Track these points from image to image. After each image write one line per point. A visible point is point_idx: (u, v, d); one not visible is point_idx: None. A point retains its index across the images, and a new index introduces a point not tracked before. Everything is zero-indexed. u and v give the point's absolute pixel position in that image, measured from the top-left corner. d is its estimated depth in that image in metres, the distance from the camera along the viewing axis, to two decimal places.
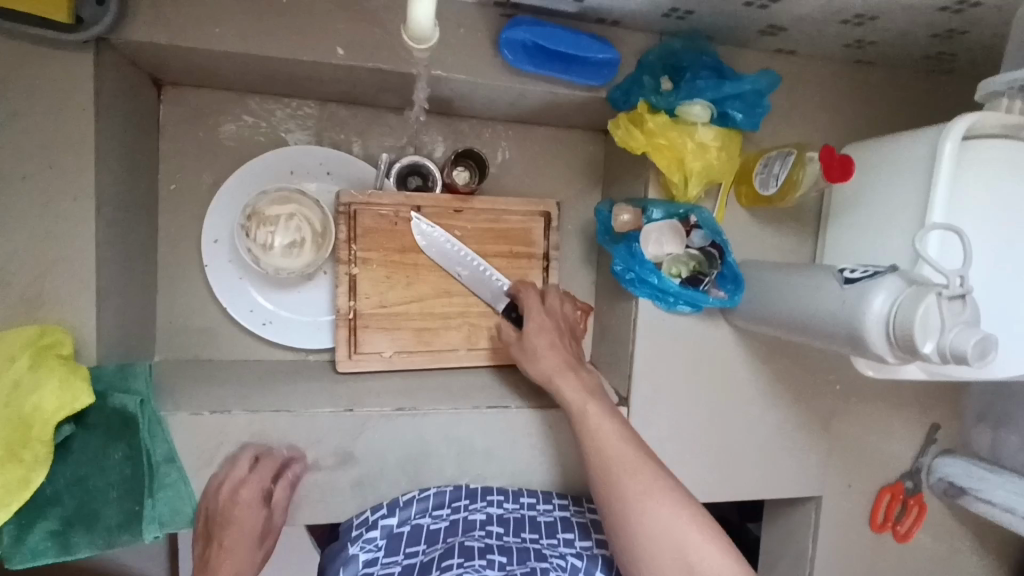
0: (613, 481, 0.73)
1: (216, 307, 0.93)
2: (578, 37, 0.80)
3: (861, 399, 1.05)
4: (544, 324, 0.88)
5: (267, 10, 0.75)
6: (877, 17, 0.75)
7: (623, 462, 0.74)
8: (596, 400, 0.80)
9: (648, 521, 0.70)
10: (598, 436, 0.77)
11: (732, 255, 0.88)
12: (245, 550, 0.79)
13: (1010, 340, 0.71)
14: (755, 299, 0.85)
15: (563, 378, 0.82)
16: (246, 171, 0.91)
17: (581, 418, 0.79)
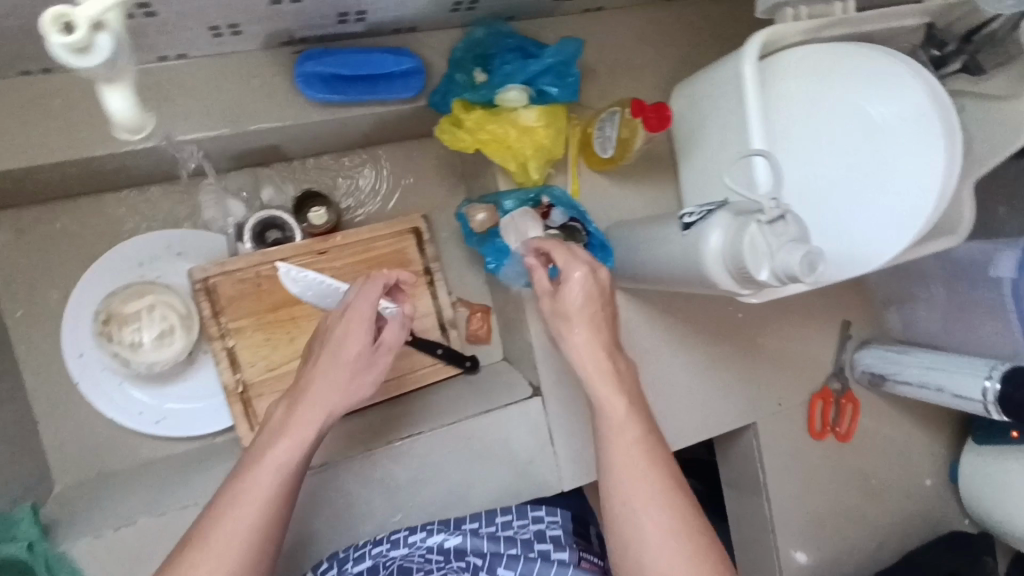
0: (631, 496, 0.66)
1: (104, 419, 0.90)
2: (373, 55, 0.78)
3: (767, 318, 1.07)
4: (585, 290, 0.71)
5: (46, 112, 0.71)
6: None
7: (631, 491, 0.66)
8: (628, 418, 0.69)
9: (649, 561, 0.63)
10: (619, 446, 0.68)
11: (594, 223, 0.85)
12: (344, 375, 0.70)
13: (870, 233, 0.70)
14: (636, 253, 0.82)
15: (597, 373, 0.70)
16: (91, 275, 0.87)
17: (610, 429, 0.69)
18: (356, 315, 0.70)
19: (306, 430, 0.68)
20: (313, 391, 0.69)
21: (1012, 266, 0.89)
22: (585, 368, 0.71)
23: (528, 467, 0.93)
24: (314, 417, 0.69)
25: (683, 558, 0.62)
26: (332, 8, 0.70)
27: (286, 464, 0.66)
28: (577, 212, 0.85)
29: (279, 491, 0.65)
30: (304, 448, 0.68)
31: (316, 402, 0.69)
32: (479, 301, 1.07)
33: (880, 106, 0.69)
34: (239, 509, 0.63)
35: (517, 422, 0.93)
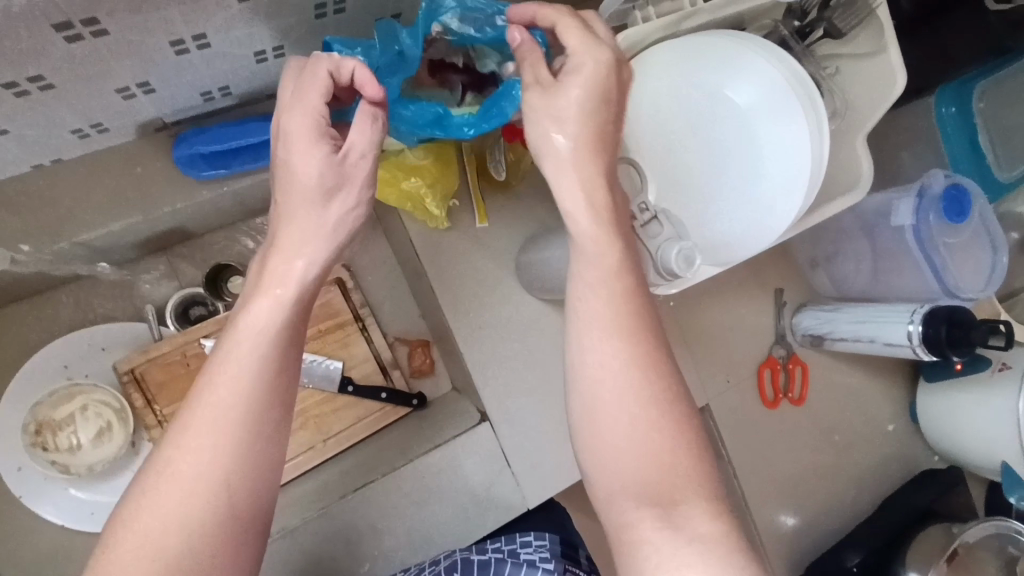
0: (597, 352, 0.55)
1: (55, 527, 0.89)
2: (249, 124, 0.78)
3: (698, 299, 1.09)
4: (582, 79, 0.56)
5: None
6: None
7: (605, 357, 0.55)
8: (612, 256, 0.56)
9: (612, 425, 0.55)
10: (599, 293, 0.56)
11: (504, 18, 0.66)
12: (315, 228, 0.56)
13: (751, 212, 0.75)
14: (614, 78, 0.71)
15: (584, 188, 0.57)
16: (12, 388, 0.86)
17: (591, 281, 0.56)
18: (298, 124, 0.55)
19: (251, 367, 0.53)
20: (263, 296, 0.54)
21: (910, 214, 0.92)
22: (581, 190, 0.57)
23: (487, 494, 0.94)
24: (240, 361, 0.53)
25: (638, 429, 0.54)
26: (193, 89, 0.71)
27: (238, 406, 0.52)
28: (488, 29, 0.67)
29: (232, 439, 0.51)
30: (266, 373, 0.53)
31: (263, 316, 0.54)
32: (418, 336, 1.07)
33: (737, 91, 0.74)
34: (167, 492, 0.50)
35: (470, 451, 0.93)
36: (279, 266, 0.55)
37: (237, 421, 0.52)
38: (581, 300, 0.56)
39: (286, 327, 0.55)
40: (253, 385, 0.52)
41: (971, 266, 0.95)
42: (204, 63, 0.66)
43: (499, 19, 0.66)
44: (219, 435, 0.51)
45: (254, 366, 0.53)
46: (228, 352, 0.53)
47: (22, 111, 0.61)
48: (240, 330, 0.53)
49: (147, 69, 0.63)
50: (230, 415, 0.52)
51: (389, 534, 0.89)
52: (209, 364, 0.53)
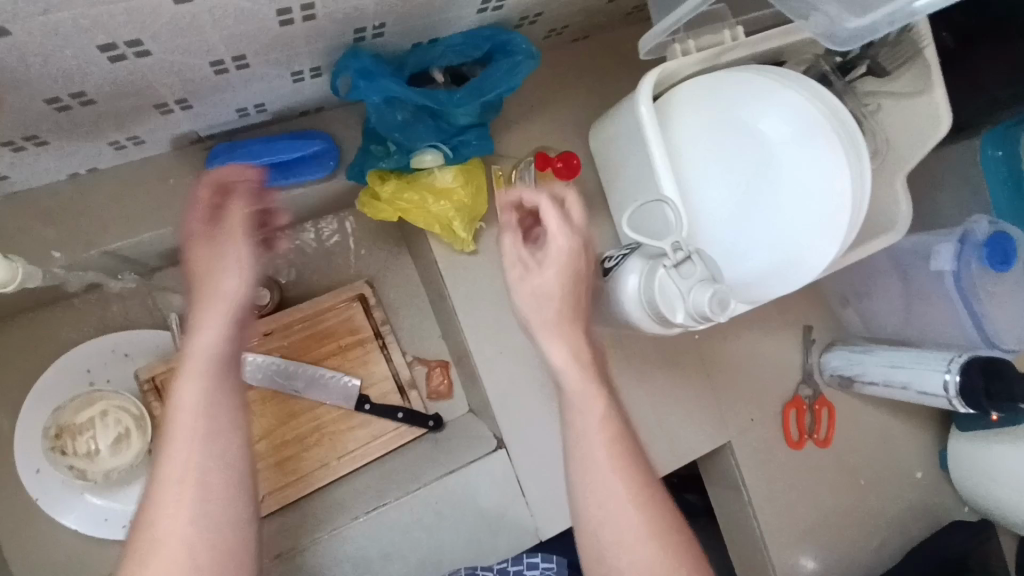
0: (596, 482, 0.66)
1: (70, 532, 0.89)
2: (281, 141, 0.79)
3: (724, 334, 1.06)
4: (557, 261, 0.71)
5: None
6: (542, 13, 0.76)
7: (591, 462, 0.67)
8: (598, 401, 0.69)
9: (615, 544, 0.65)
10: (588, 425, 0.69)
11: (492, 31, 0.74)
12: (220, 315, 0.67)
13: (787, 251, 0.72)
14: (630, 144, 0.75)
15: (567, 354, 0.70)
16: (37, 391, 0.88)
17: (580, 416, 0.69)
18: (200, 240, 0.69)
19: (205, 430, 0.64)
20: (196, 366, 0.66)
21: (950, 257, 0.90)
22: (572, 352, 0.71)
23: (501, 524, 0.92)
24: (200, 426, 0.64)
25: (642, 552, 0.64)
26: (230, 105, 0.71)
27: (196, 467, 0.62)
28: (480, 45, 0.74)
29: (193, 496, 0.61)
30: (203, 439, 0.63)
31: (202, 383, 0.65)
32: (438, 356, 1.06)
33: (777, 125, 0.71)
34: (157, 556, 0.58)
35: (485, 478, 0.92)
36: (205, 341, 0.66)
37: (206, 476, 0.63)
38: (576, 436, 0.69)
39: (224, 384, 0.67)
40: (212, 443, 0.64)
41: (1013, 316, 0.91)
42: (241, 82, 0.66)
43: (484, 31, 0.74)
44: (195, 496, 0.61)
45: (208, 425, 0.64)
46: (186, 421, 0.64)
47: (62, 125, 0.62)
48: (189, 396, 0.64)
49: (186, 87, 0.63)
50: (203, 471, 0.63)
51: (400, 560, 0.88)
52: (170, 441, 0.63)
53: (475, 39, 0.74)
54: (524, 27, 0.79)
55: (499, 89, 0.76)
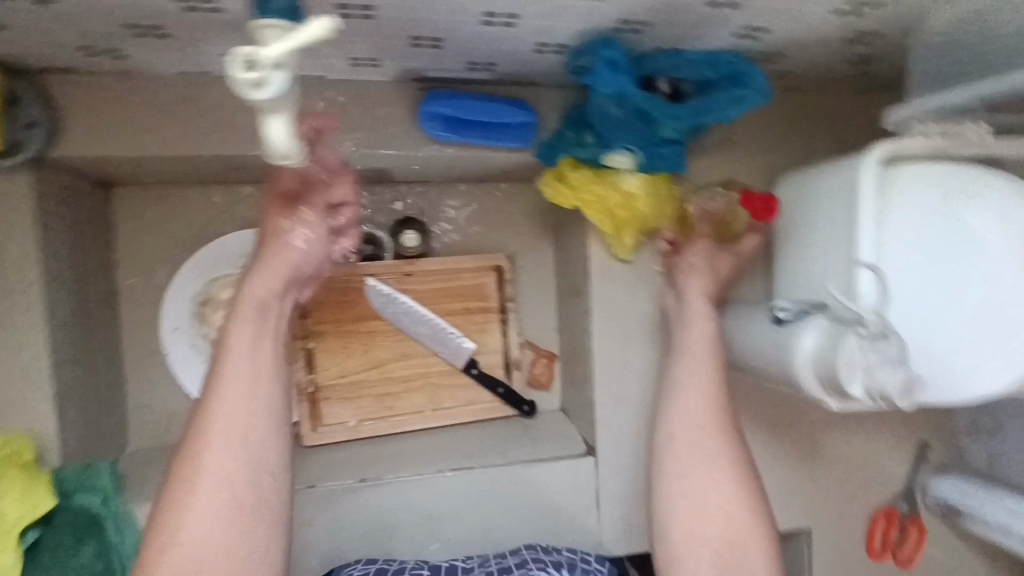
0: (690, 443, 0.75)
1: (182, 393, 0.95)
2: (495, 104, 0.82)
3: (838, 421, 1.02)
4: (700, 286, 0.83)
5: (192, 110, 0.77)
6: (785, 54, 0.75)
7: (687, 419, 0.76)
8: (711, 365, 0.78)
9: (700, 492, 0.73)
10: (691, 389, 0.77)
11: (731, 58, 0.73)
12: (259, 347, 0.74)
13: (977, 364, 0.66)
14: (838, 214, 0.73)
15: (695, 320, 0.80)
16: (201, 259, 0.91)
17: (686, 380, 0.77)
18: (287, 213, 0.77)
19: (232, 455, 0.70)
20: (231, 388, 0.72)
21: None
22: (696, 315, 0.81)
23: (567, 526, 0.92)
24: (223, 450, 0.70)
25: (729, 505, 0.72)
26: (467, 56, 0.74)
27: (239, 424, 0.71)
28: (717, 65, 0.74)
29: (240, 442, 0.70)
30: (252, 395, 0.72)
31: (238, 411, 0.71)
32: (548, 347, 1.07)
33: (1005, 233, 0.66)
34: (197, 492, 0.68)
35: (566, 479, 0.92)
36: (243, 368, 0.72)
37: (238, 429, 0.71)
38: (678, 399, 0.77)
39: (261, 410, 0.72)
40: (233, 471, 0.69)
41: None
42: (494, 39, 0.68)
43: (725, 57, 0.74)
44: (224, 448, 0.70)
45: (235, 454, 0.70)
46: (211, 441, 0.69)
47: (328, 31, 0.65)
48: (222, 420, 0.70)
49: (446, 29, 0.65)
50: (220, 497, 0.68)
51: (465, 524, 0.90)
52: (192, 466, 0.69)
53: (712, 60, 0.73)
54: (759, 62, 0.78)
55: (719, 115, 0.75)
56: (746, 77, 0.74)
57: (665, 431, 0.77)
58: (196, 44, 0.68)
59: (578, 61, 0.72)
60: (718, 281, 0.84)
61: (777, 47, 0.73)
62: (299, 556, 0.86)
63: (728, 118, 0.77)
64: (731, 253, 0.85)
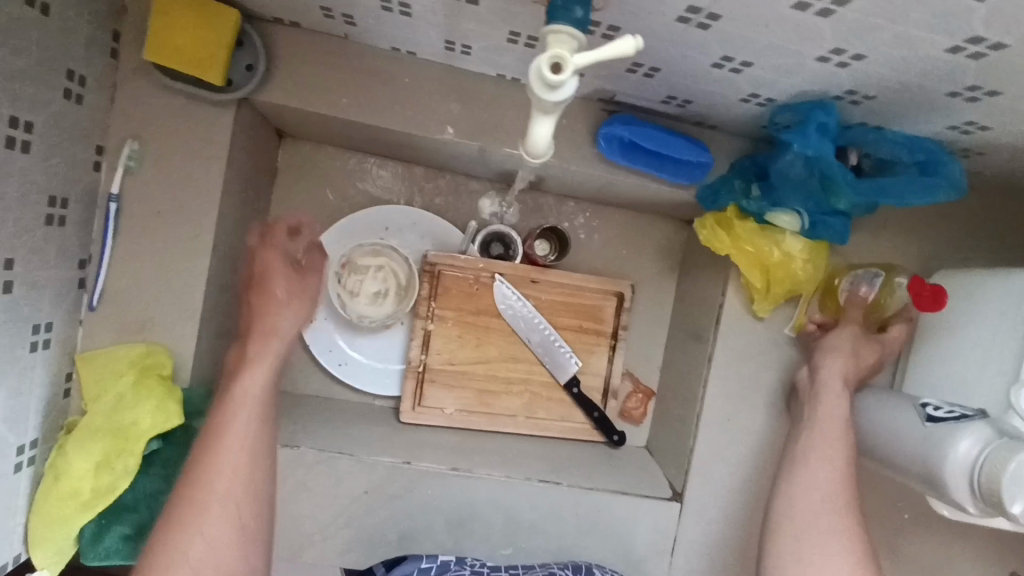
0: (805, 524, 0.76)
1: (296, 344, 0.98)
2: (675, 139, 0.82)
3: (933, 535, 0.97)
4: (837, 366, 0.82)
5: (391, 83, 0.80)
6: (985, 154, 0.74)
7: (807, 498, 0.77)
8: (840, 448, 0.79)
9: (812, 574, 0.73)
10: (816, 468, 0.78)
11: (933, 147, 0.73)
12: (249, 423, 0.72)
13: None
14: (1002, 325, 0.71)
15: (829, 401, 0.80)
16: (347, 223, 0.95)
17: (812, 459, 0.78)
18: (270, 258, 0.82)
19: (214, 539, 0.67)
20: (223, 462, 0.69)
21: None
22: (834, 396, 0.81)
23: (637, 566, 0.91)
24: (203, 533, 0.66)
25: None
26: (669, 90, 0.74)
27: (249, 440, 0.71)
28: (918, 151, 0.73)
29: (244, 457, 0.70)
30: (260, 414, 0.73)
31: (230, 490, 0.68)
32: (646, 384, 1.06)
33: None
34: (194, 515, 0.66)
35: (649, 521, 0.90)
36: (230, 444, 0.70)
37: (244, 447, 0.70)
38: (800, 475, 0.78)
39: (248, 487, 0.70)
40: (228, 526, 0.68)
41: None
42: (710, 80, 0.68)
43: (926, 145, 0.73)
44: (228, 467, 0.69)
45: (235, 501, 0.69)
46: (192, 524, 0.66)
47: None
48: (219, 472, 0.68)
49: (670, 61, 0.66)
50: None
51: (540, 538, 0.89)
52: (194, 485, 0.68)
53: (912, 145, 0.73)
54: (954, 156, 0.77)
55: (903, 201, 0.74)
56: (943, 168, 0.73)
57: (782, 506, 0.78)
58: (425, 27, 0.70)
59: (787, 110, 0.71)
60: (857, 368, 0.83)
61: (984, 146, 0.72)
62: (377, 530, 0.87)
63: (909, 204, 0.76)
64: (877, 342, 0.84)
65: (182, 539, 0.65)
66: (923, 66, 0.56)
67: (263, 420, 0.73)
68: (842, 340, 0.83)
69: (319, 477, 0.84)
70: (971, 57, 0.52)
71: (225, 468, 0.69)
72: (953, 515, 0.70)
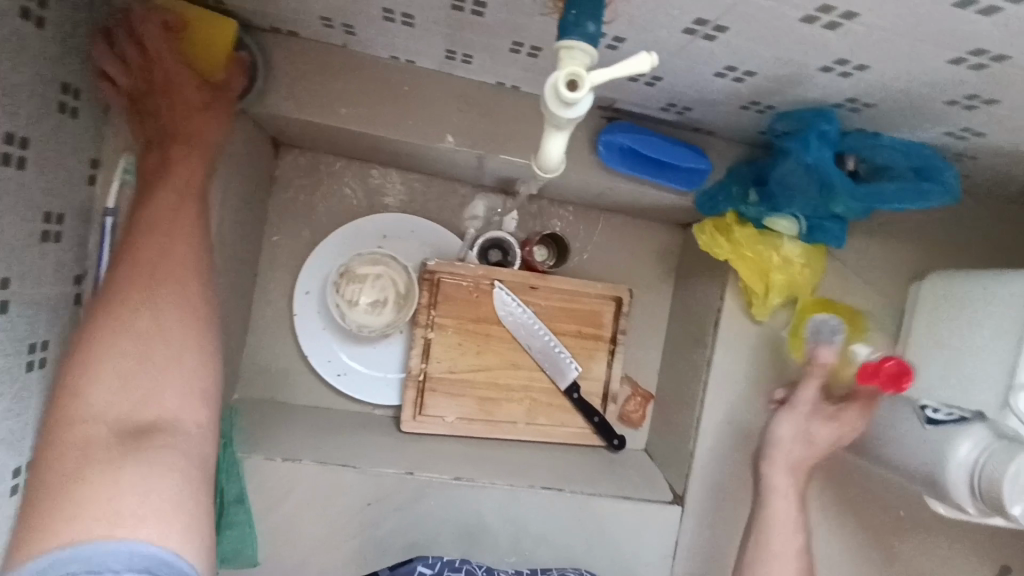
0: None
1: (296, 354, 0.97)
2: (673, 146, 0.82)
3: (930, 532, 0.99)
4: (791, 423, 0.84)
5: (389, 92, 0.79)
6: (979, 158, 0.75)
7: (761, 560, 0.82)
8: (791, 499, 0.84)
9: None
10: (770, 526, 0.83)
11: (929, 153, 0.74)
12: (181, 210, 0.69)
13: None
14: (995, 327, 0.73)
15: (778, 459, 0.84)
16: (344, 232, 0.94)
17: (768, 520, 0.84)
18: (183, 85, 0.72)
19: (153, 315, 0.64)
20: (152, 269, 0.66)
21: None
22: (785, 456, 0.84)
23: (642, 570, 0.92)
24: (140, 329, 0.63)
25: None
26: (670, 98, 0.75)
27: (181, 234, 0.68)
28: (916, 156, 0.74)
29: (190, 243, 0.69)
30: (184, 245, 0.68)
31: (164, 268, 0.67)
32: (646, 387, 1.07)
33: None
34: (89, 416, 0.59)
35: (653, 525, 0.91)
36: (154, 302, 0.65)
37: (171, 258, 0.67)
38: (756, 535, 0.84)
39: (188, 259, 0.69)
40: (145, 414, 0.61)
41: None
42: (712, 88, 0.69)
43: (925, 152, 0.74)
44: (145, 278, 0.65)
45: (159, 363, 0.63)
46: (119, 324, 0.62)
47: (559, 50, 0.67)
48: (122, 334, 0.62)
49: (672, 71, 0.66)
50: (148, 358, 0.63)
51: (546, 546, 0.89)
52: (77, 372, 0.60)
53: (908, 150, 0.74)
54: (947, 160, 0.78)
55: (902, 205, 0.75)
56: (941, 174, 0.74)
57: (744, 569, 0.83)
58: (426, 35, 0.70)
59: (792, 118, 0.71)
60: None
61: (978, 151, 0.73)
62: (381, 540, 0.86)
63: (905, 208, 0.77)
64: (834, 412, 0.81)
65: (103, 345, 0.61)
66: (925, 77, 0.57)
67: (197, 263, 0.69)
68: (789, 419, 0.84)
69: (318, 488, 0.83)
70: (972, 68, 0.53)
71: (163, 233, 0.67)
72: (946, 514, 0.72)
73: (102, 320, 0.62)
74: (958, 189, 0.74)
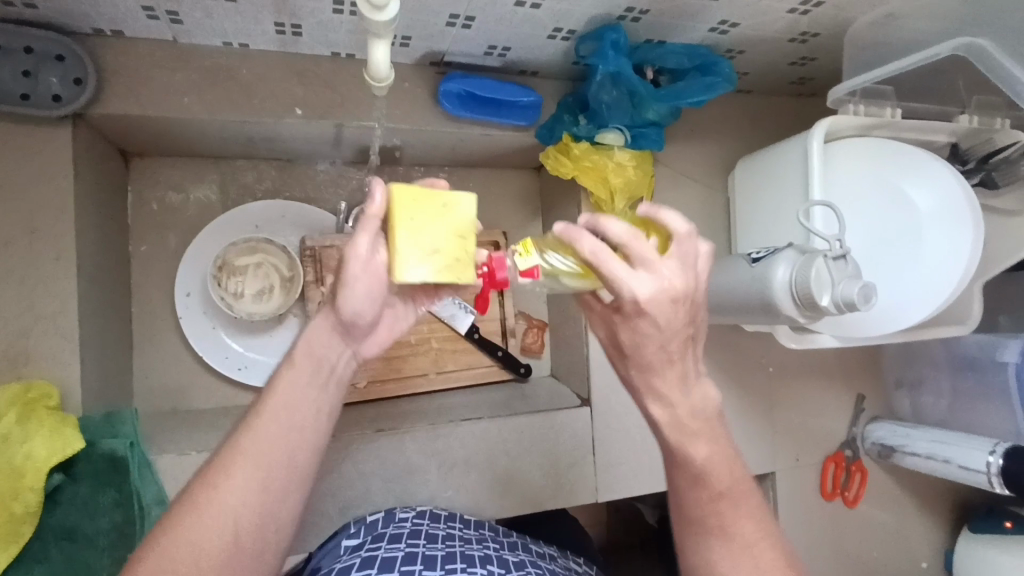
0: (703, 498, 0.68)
1: (191, 359, 0.97)
2: (504, 85, 0.93)
3: (795, 379, 1.15)
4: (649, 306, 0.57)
5: (229, 76, 0.83)
6: (744, 51, 0.92)
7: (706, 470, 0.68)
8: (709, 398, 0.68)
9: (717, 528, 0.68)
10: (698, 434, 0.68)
11: (708, 52, 0.90)
12: (305, 394, 0.67)
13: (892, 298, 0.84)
14: (783, 176, 0.91)
15: (654, 374, 0.66)
16: (215, 227, 0.95)
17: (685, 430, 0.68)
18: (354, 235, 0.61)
19: (241, 502, 0.62)
20: (242, 462, 0.63)
21: (1015, 354, 0.98)
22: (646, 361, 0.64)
23: (563, 475, 0.98)
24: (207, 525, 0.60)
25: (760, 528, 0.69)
26: (488, 40, 0.85)
27: (298, 397, 0.67)
28: (698, 56, 0.89)
29: (313, 399, 0.67)
30: (306, 409, 0.67)
31: (254, 481, 0.63)
32: (538, 318, 1.16)
33: (919, 190, 0.82)
34: (179, 537, 0.59)
35: (567, 428, 0.98)
36: (271, 436, 0.65)
37: (285, 408, 0.66)
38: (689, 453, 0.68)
39: (277, 465, 0.64)
40: (228, 544, 0.61)
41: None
42: (519, 20, 0.80)
43: (703, 53, 0.90)
44: (269, 423, 0.65)
45: (241, 501, 0.62)
46: (204, 501, 0.61)
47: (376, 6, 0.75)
48: (238, 467, 0.63)
49: (480, 9, 0.77)
50: (199, 557, 0.59)
51: (476, 473, 0.94)
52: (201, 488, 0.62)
53: (690, 53, 0.89)
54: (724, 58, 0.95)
55: (696, 97, 0.90)
56: (720, 65, 0.89)
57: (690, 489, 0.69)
58: (252, 13, 0.75)
59: (588, 40, 0.85)
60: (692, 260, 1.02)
61: (740, 43, 0.90)
62: (315, 508, 0.88)
63: (701, 102, 0.92)
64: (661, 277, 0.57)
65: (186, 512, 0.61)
66: None
67: (310, 419, 0.67)
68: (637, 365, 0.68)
69: None
70: None
71: (273, 425, 0.65)
72: (792, 341, 0.90)
73: (197, 488, 0.62)
74: (735, 76, 0.89)
